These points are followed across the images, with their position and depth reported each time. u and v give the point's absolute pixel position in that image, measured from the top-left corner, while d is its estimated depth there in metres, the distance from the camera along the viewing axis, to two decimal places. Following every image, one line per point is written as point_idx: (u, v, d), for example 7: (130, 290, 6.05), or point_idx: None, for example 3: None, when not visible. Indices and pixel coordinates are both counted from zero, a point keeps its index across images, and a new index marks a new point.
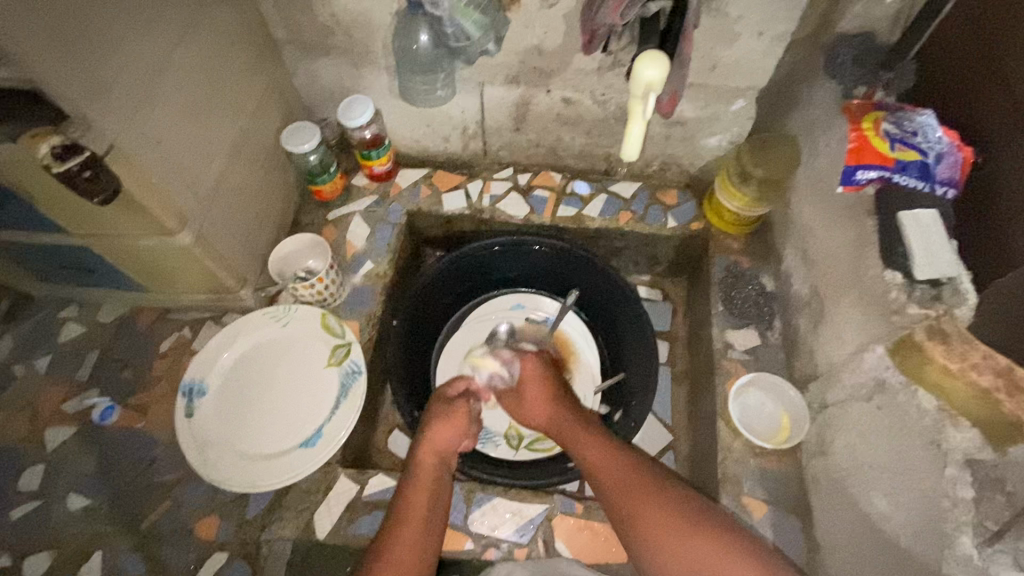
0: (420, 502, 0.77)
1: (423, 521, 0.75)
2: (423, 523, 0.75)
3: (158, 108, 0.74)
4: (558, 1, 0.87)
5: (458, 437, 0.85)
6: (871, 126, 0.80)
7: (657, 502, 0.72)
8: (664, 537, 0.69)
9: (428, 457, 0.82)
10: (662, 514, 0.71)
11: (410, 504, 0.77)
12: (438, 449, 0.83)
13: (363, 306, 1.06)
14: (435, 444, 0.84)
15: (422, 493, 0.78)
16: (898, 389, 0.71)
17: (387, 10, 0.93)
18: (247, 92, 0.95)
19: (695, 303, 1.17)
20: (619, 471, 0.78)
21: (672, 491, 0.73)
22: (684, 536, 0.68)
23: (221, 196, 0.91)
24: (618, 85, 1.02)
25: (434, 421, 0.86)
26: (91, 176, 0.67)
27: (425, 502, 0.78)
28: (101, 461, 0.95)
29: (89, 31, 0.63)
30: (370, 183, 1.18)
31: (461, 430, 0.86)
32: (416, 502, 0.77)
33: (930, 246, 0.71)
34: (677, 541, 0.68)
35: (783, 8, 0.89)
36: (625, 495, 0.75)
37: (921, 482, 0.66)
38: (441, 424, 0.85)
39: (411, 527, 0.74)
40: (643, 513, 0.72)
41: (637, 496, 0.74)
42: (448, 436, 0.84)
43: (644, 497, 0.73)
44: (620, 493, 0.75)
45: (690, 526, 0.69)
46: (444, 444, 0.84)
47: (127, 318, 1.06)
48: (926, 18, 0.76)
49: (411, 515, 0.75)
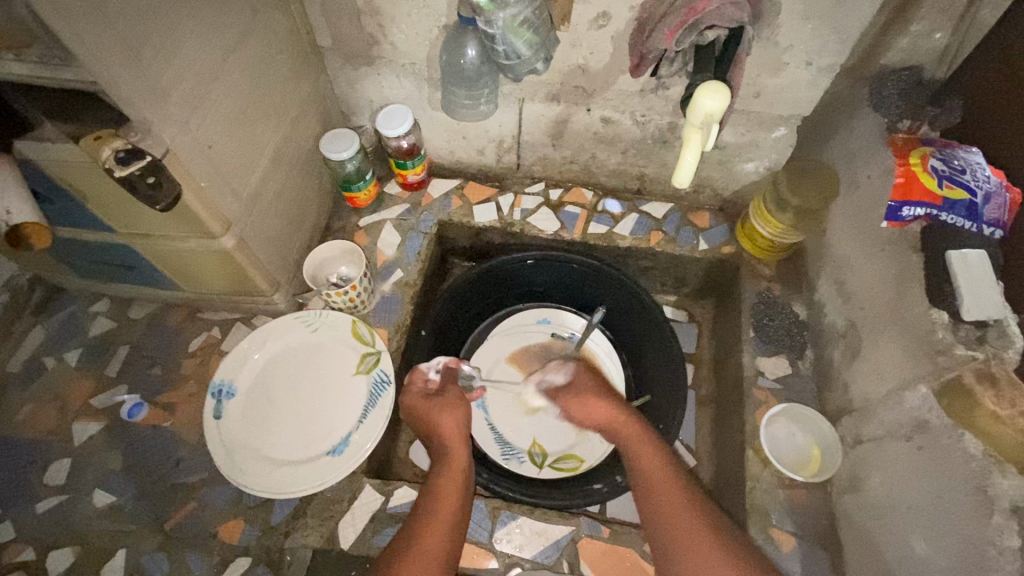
0: (450, 494, 0.81)
1: (451, 510, 0.79)
2: (452, 513, 0.79)
3: (210, 114, 0.75)
4: (608, 23, 0.88)
5: (464, 420, 0.91)
6: (919, 161, 0.79)
7: (681, 502, 0.76)
8: (688, 542, 0.72)
9: (453, 448, 0.88)
10: (690, 524, 0.74)
11: (441, 495, 0.81)
12: (458, 436, 0.89)
13: (391, 315, 1.06)
14: (451, 431, 0.89)
15: (452, 482, 0.83)
16: (940, 430, 0.70)
17: (435, 25, 0.94)
18: (292, 99, 0.96)
19: (722, 327, 1.17)
20: (657, 468, 0.81)
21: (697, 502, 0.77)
22: (708, 548, 0.71)
23: (261, 200, 0.91)
24: (659, 108, 1.02)
25: (440, 413, 0.91)
26: (153, 181, 0.66)
27: (454, 495, 0.81)
28: (127, 457, 0.95)
29: (153, 39, 0.64)
30: (402, 191, 1.19)
31: (464, 411, 0.93)
32: (445, 494, 0.81)
33: (979, 288, 0.70)
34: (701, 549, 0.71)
35: (833, 39, 0.89)
36: (655, 489, 0.79)
37: (964, 529, 0.65)
38: (449, 413, 0.91)
39: (440, 518, 0.77)
40: (669, 516, 0.76)
41: (671, 498, 0.77)
42: (458, 421, 0.90)
43: (682, 506, 0.76)
44: (654, 489, 0.79)
45: (710, 538, 0.72)
46: (460, 430, 0.90)
47: (157, 315, 1.07)
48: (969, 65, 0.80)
49: (440, 506, 0.79)
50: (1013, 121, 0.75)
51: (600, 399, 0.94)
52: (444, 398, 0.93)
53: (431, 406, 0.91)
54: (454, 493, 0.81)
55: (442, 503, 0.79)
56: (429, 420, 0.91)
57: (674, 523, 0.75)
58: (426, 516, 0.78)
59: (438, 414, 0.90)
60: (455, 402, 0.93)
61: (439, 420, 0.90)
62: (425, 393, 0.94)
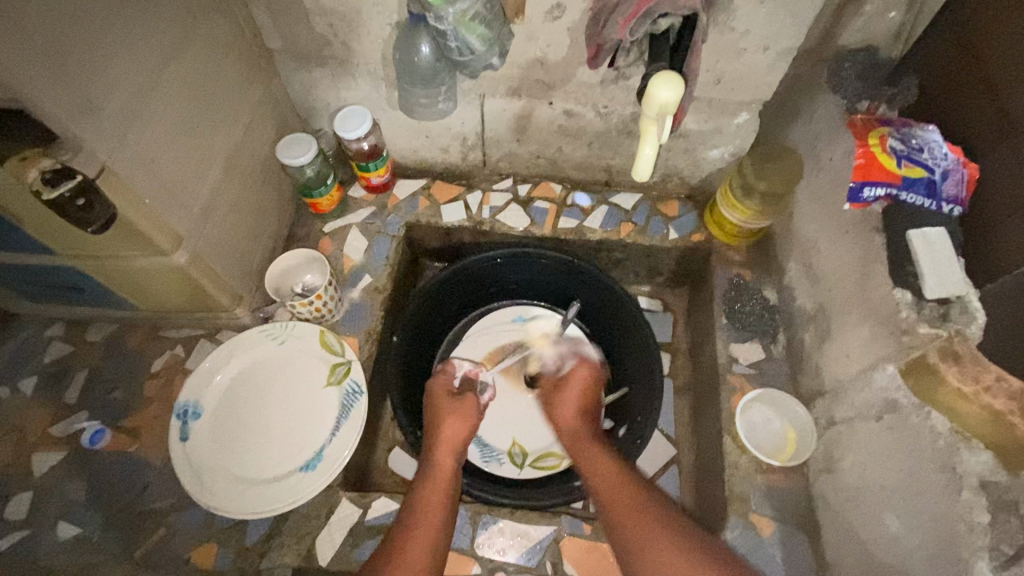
0: (434, 504, 0.79)
1: (438, 518, 0.77)
2: (438, 522, 0.77)
3: (151, 125, 0.72)
4: (563, 14, 0.86)
5: (469, 431, 0.91)
6: (877, 142, 0.79)
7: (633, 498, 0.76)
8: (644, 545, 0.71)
9: (443, 456, 0.87)
10: (644, 527, 0.72)
11: (426, 503, 0.79)
12: (454, 445, 0.88)
13: (361, 322, 1.03)
14: (450, 440, 0.89)
15: (439, 491, 0.81)
16: (909, 410, 0.70)
17: (387, 22, 0.91)
18: (242, 105, 0.92)
19: (696, 315, 1.17)
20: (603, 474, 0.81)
21: (659, 504, 0.75)
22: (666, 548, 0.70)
23: (216, 212, 0.88)
24: (621, 98, 1.01)
25: (446, 418, 0.91)
26: (84, 204, 0.65)
27: (441, 504, 0.79)
28: (92, 486, 0.92)
29: (80, 49, 0.61)
30: (367, 195, 1.16)
31: (472, 422, 0.92)
32: (430, 500, 0.80)
33: (940, 266, 0.71)
34: (657, 551, 0.70)
35: (789, 23, 0.87)
36: (609, 491, 0.78)
37: (935, 506, 0.65)
38: (453, 421, 0.91)
39: (425, 529, 0.75)
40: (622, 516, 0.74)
41: (624, 504, 0.76)
42: (461, 430, 0.90)
43: (634, 508, 0.75)
44: (612, 495, 0.78)
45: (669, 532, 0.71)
46: (457, 440, 0.89)
47: (117, 337, 1.03)
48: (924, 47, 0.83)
49: (427, 513, 0.77)
50: (967, 99, 0.75)
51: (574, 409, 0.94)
52: (456, 403, 0.94)
53: (441, 410, 0.92)
54: (439, 502, 0.80)
55: (426, 512, 0.78)
56: (435, 424, 0.91)
57: (631, 527, 0.73)
58: (411, 522, 0.76)
59: (442, 418, 0.91)
60: (464, 410, 0.93)
61: (443, 425, 0.91)
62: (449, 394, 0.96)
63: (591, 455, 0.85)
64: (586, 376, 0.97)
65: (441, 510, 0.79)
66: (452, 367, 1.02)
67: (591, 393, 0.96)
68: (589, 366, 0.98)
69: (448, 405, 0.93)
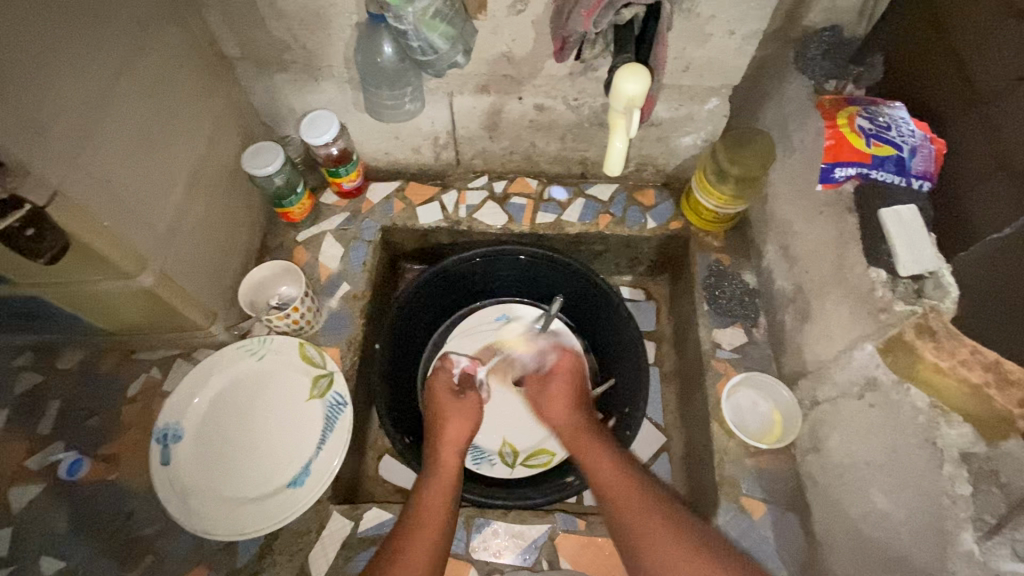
0: (437, 503, 0.79)
1: (439, 521, 0.76)
2: (440, 521, 0.77)
3: (104, 146, 0.69)
4: (526, 7, 0.84)
5: (470, 432, 0.91)
6: (846, 121, 0.79)
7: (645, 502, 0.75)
8: (650, 540, 0.71)
9: (446, 455, 0.87)
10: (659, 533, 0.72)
11: (426, 504, 0.78)
12: (456, 446, 0.88)
13: (342, 331, 1.02)
14: (452, 439, 0.89)
15: (441, 492, 0.80)
16: (889, 386, 0.71)
17: (347, 23, 0.89)
18: (201, 116, 0.89)
19: (678, 302, 1.17)
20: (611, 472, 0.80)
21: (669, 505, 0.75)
22: (669, 536, 0.71)
23: (182, 230, 0.86)
24: (591, 90, 1.00)
25: (449, 417, 0.91)
26: (34, 234, 0.61)
27: (443, 501, 0.79)
28: (74, 517, 0.89)
29: (17, 73, 0.57)
30: (339, 200, 1.14)
31: (474, 421, 0.92)
32: (431, 500, 0.79)
33: (913, 242, 0.71)
34: (665, 552, 0.70)
35: (754, 6, 0.87)
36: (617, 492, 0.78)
37: (919, 479, 0.66)
38: (455, 421, 0.91)
39: (426, 532, 0.74)
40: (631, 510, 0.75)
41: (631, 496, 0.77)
42: (463, 430, 0.90)
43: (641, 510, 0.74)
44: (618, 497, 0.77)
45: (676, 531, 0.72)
46: (460, 440, 0.89)
47: (89, 362, 0.99)
48: (889, 20, 0.83)
49: (429, 513, 0.77)
50: (931, 75, 0.76)
51: (564, 400, 0.96)
52: (461, 401, 0.94)
53: (446, 408, 0.92)
54: (442, 504, 0.79)
55: (429, 510, 0.77)
56: (438, 422, 0.91)
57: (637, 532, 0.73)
58: (414, 523, 0.76)
59: (448, 417, 0.91)
60: (465, 411, 0.93)
61: (448, 422, 0.91)
62: (453, 391, 0.96)
63: (593, 444, 0.86)
64: (572, 368, 1.01)
65: (443, 512, 0.78)
66: (449, 364, 1.02)
67: (578, 386, 0.98)
68: (572, 355, 1.02)
69: (452, 402, 0.93)
